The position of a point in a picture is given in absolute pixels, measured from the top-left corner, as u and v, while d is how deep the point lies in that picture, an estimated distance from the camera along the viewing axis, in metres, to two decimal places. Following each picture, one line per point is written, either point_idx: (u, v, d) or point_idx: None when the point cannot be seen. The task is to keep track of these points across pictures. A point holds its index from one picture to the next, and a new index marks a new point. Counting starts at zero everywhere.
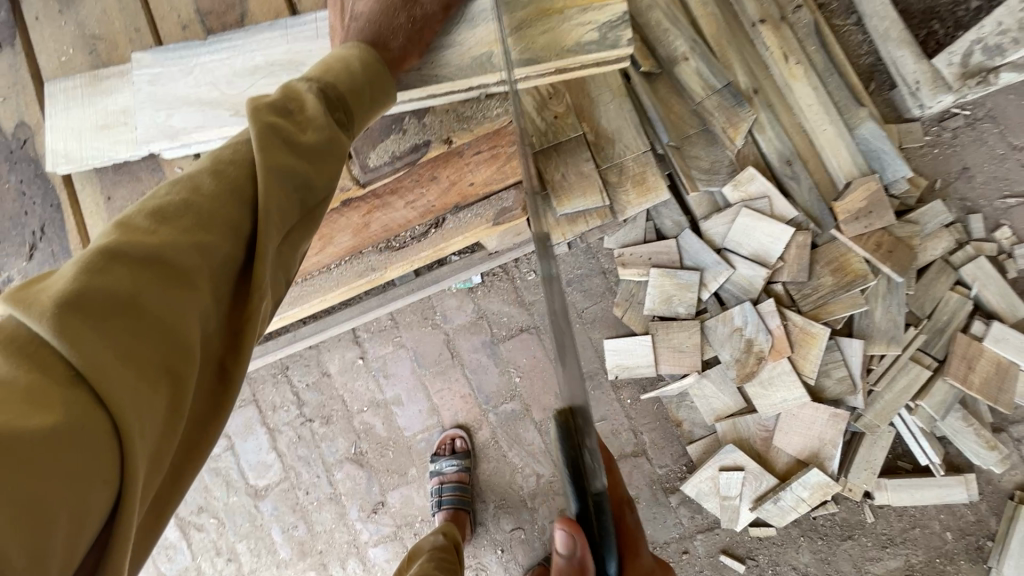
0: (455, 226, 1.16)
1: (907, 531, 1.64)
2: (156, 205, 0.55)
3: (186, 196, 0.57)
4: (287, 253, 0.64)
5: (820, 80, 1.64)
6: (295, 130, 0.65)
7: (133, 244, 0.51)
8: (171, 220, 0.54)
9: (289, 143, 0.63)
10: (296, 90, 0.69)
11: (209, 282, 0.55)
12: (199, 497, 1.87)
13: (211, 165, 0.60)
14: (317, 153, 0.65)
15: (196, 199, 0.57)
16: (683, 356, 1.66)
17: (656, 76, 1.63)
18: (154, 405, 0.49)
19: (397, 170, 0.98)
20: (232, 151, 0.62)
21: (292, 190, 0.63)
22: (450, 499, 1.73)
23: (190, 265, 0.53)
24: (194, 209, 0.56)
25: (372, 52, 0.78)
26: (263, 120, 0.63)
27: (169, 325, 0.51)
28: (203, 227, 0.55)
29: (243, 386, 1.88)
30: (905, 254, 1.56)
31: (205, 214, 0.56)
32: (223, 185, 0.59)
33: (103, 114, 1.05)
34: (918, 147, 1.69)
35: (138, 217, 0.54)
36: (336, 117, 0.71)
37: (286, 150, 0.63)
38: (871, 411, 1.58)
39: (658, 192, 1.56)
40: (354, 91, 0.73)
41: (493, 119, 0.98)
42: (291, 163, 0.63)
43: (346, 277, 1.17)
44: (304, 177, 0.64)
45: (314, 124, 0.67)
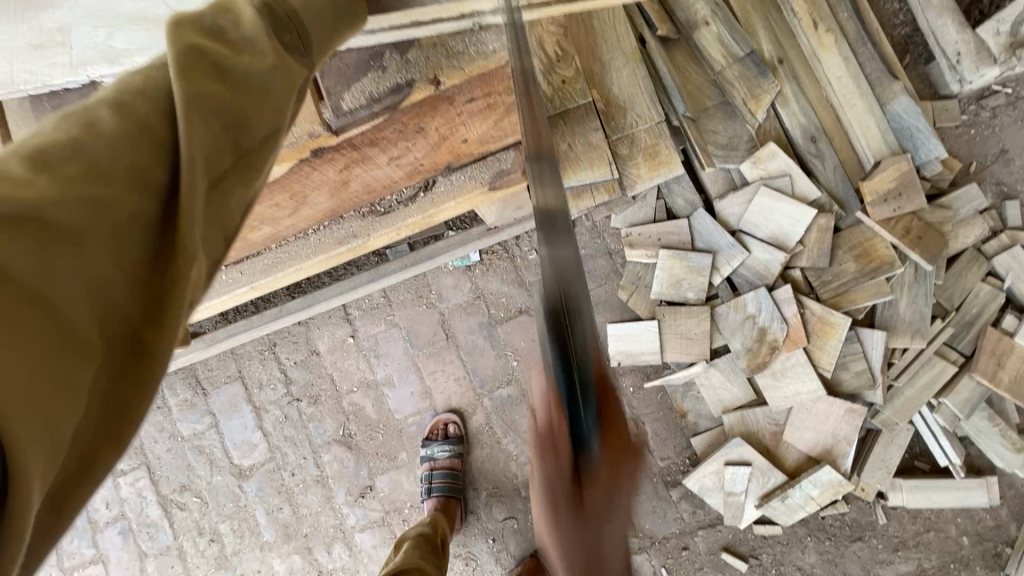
0: (446, 189, 1.06)
1: (921, 535, 1.56)
2: (36, 145, 0.40)
3: (79, 133, 0.41)
4: (226, 208, 0.49)
5: (852, 50, 1.51)
6: (231, 54, 0.51)
7: None
8: (52, 164, 0.39)
9: (219, 68, 0.49)
10: (233, 4, 0.55)
11: (113, 245, 0.40)
12: (181, 476, 1.80)
13: (112, 95, 0.45)
14: (259, 83, 0.52)
15: (87, 138, 0.41)
16: (691, 344, 1.56)
17: (673, 41, 1.51)
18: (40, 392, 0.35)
19: (375, 117, 0.84)
20: (142, 79, 0.46)
21: (229, 129, 0.49)
22: (440, 486, 1.66)
23: (78, 219, 0.39)
24: (88, 152, 0.40)
25: None
26: (184, 40, 0.48)
27: (58, 293, 0.37)
28: (100, 173, 0.40)
29: (228, 362, 1.79)
30: (936, 240, 1.45)
31: (102, 158, 0.41)
32: (132, 121, 0.43)
33: (37, 31, 0.88)
34: (953, 127, 1.57)
35: (7, 160, 0.38)
36: (285, 41, 0.57)
37: (216, 77, 0.48)
38: (889, 407, 1.48)
39: (670, 167, 1.44)
40: (312, 12, 0.61)
41: (488, 57, 0.84)
42: (225, 94, 0.48)
43: (323, 245, 1.07)
44: (247, 112, 0.50)
45: (258, 53, 0.53)
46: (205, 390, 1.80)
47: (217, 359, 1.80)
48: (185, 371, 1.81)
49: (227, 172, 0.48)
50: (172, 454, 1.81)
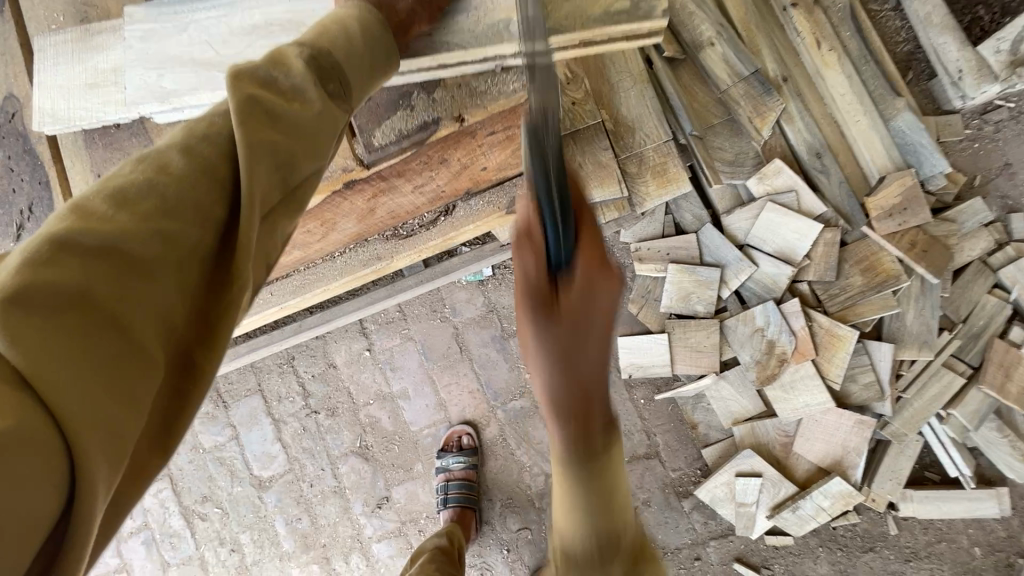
0: (466, 215, 1.10)
1: (933, 545, 1.57)
2: (119, 186, 0.50)
3: (152, 174, 0.51)
4: (273, 240, 0.59)
5: (855, 68, 1.55)
6: (284, 102, 0.59)
7: (87, 232, 0.46)
8: (133, 205, 0.49)
9: (274, 116, 0.57)
10: (286, 55, 0.62)
11: (179, 275, 0.51)
12: (203, 486, 1.85)
13: (183, 139, 0.55)
14: (306, 131, 0.59)
15: (161, 184, 0.51)
16: (700, 357, 1.59)
17: (678, 61, 1.55)
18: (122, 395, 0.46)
19: (404, 151, 0.90)
20: (208, 127, 0.56)
21: (279, 170, 0.57)
22: (456, 497, 1.69)
23: (154, 256, 0.49)
24: (155, 193, 0.50)
25: (373, 14, 0.70)
26: (242, 91, 0.56)
27: (126, 315, 0.47)
28: (167, 211, 0.51)
29: (248, 375, 1.85)
30: (941, 253, 1.47)
31: (170, 199, 0.51)
32: (193, 164, 0.53)
33: (93, 72, 0.95)
34: (957, 141, 1.59)
35: (97, 201, 0.49)
36: (329, 88, 0.64)
37: (267, 126, 0.56)
38: (899, 419, 1.50)
39: (678, 184, 1.49)
40: (355, 60, 0.67)
41: (510, 96, 0.89)
42: (277, 143, 0.56)
43: (349, 267, 1.12)
44: (294, 156, 0.58)
45: (306, 102, 0.60)
46: (226, 402, 1.85)
47: (238, 372, 1.86)
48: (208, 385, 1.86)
49: (273, 211, 0.58)
50: (194, 465, 1.86)
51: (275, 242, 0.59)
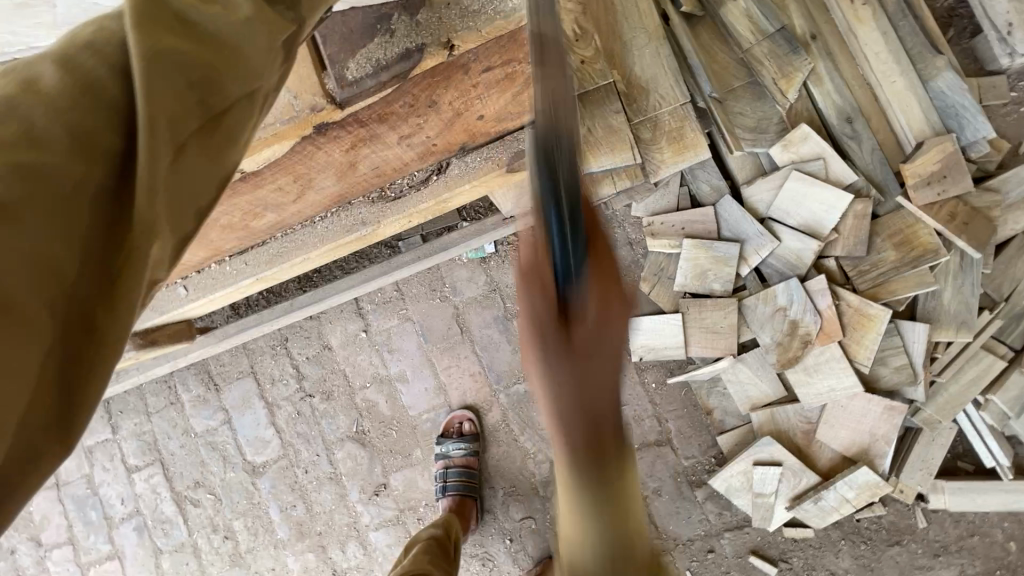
0: (461, 172, 0.99)
1: (964, 540, 1.47)
2: None
3: (9, 91, 0.35)
4: (195, 184, 0.43)
5: (891, 24, 1.42)
6: (201, 1, 0.44)
7: None
8: None
9: (184, 18, 0.42)
10: None
11: (55, 227, 0.35)
12: (194, 472, 1.78)
13: (59, 49, 0.39)
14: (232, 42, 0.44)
15: (25, 100, 0.36)
16: (716, 338, 1.49)
17: (697, 19, 1.42)
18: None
19: (384, 87, 0.77)
20: (94, 27, 0.40)
21: (197, 91, 0.41)
22: (456, 485, 1.61)
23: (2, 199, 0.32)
24: (10, 114, 0.34)
25: None
26: None
27: None
28: (31, 137, 0.35)
29: (240, 357, 1.77)
30: (982, 226, 1.35)
31: (37, 126, 0.35)
32: (70, 76, 0.37)
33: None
34: (1001, 105, 1.46)
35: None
36: None
37: (177, 26, 0.41)
38: (932, 405, 1.39)
39: (697, 150, 1.37)
40: None
41: (509, 15, 0.76)
42: (189, 48, 0.41)
43: (332, 233, 1.00)
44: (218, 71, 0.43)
45: (232, 7, 0.46)
46: (218, 385, 1.78)
47: (229, 354, 1.78)
48: (198, 367, 1.79)
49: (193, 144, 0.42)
50: (185, 450, 1.79)
51: (202, 183, 0.44)
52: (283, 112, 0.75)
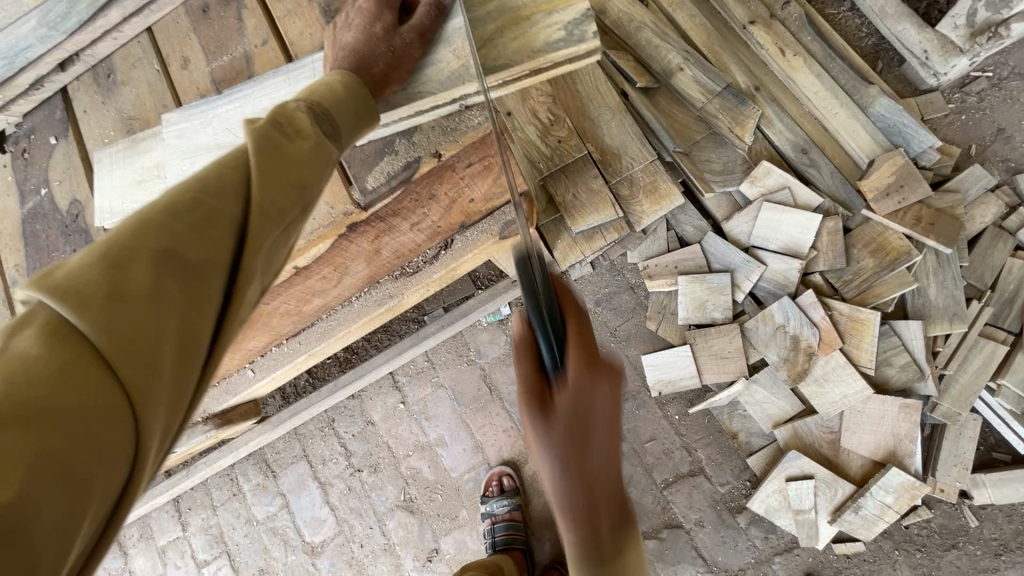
0: (464, 245, 1.16)
1: (1023, 534, 1.44)
2: (166, 202, 0.53)
3: (194, 193, 0.55)
4: (284, 251, 0.62)
5: (823, 67, 1.62)
6: (292, 139, 0.64)
7: (148, 240, 0.50)
8: (182, 216, 0.53)
9: (284, 150, 0.62)
10: (288, 109, 0.68)
11: (220, 276, 0.54)
12: (259, 559, 1.90)
13: (215, 168, 0.58)
14: (310, 160, 0.64)
15: (205, 195, 0.55)
16: (727, 363, 1.58)
17: (654, 90, 1.67)
18: (176, 389, 0.49)
19: (394, 190, 0.99)
20: (233, 157, 0.60)
21: (293, 192, 0.61)
22: (503, 540, 1.69)
23: (199, 263, 0.52)
24: (200, 206, 0.54)
25: (353, 78, 0.80)
26: (260, 132, 0.62)
27: (183, 303, 0.50)
28: (211, 220, 0.54)
29: (293, 443, 1.93)
30: (950, 224, 1.46)
31: (212, 213, 0.54)
32: (226, 186, 0.57)
33: (140, 169, 1.00)
34: (943, 116, 1.62)
35: (151, 214, 0.52)
36: (323, 129, 0.70)
37: (282, 157, 0.62)
38: (947, 398, 1.44)
39: (671, 198, 1.55)
40: (342, 112, 0.75)
41: (475, 129, 0.98)
42: (290, 170, 0.62)
43: (367, 308, 1.20)
44: (300, 179, 0.62)
45: (311, 138, 0.66)
46: (275, 472, 1.92)
47: (283, 441, 1.94)
48: (256, 456, 1.94)
49: (288, 227, 0.61)
50: (250, 539, 1.91)
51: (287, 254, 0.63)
52: (323, 221, 0.98)
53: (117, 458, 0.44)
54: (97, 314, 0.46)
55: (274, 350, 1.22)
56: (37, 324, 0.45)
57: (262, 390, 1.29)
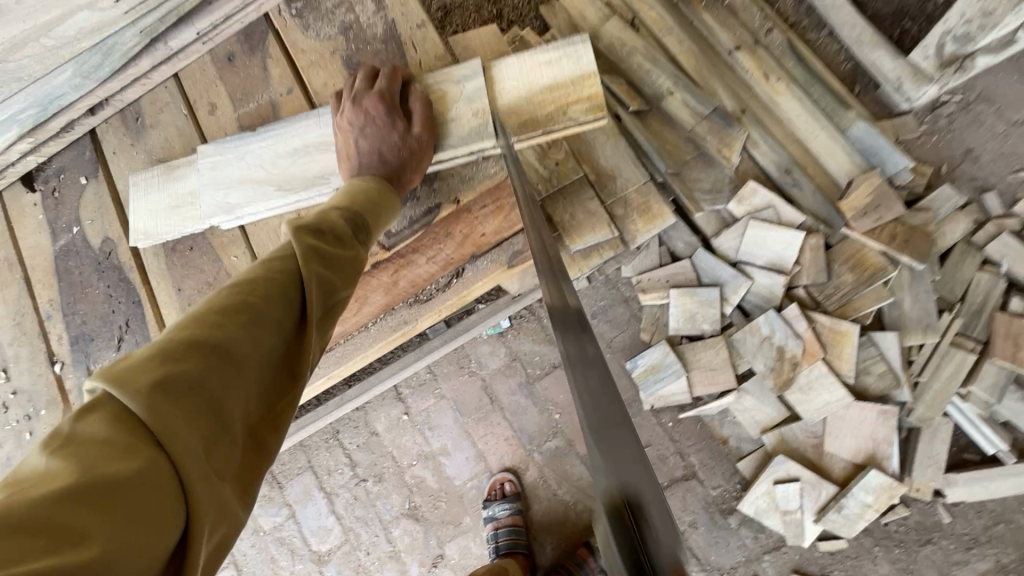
0: (474, 274, 1.24)
1: (991, 529, 1.55)
2: (221, 304, 0.65)
3: (244, 296, 0.66)
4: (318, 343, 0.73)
5: (804, 91, 1.72)
6: (329, 247, 0.76)
7: (205, 337, 0.60)
8: (233, 316, 0.64)
9: (323, 257, 0.74)
10: (327, 214, 0.82)
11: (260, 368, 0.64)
12: (266, 568, 1.95)
13: (262, 272, 0.70)
14: (343, 266, 0.77)
15: (249, 297, 0.66)
16: (716, 374, 1.67)
17: (646, 112, 1.73)
18: (219, 466, 0.57)
19: (416, 232, 1.07)
20: (276, 262, 0.72)
21: (323, 295, 0.73)
22: (506, 543, 1.76)
23: (243, 357, 0.62)
24: (248, 308, 0.65)
25: (386, 184, 0.92)
26: (305, 241, 0.74)
27: (226, 386, 0.59)
28: (256, 321, 0.65)
29: (299, 454, 1.97)
30: (923, 240, 1.56)
31: (259, 314, 0.65)
32: (273, 290, 0.68)
33: (175, 195, 1.07)
34: (916, 138, 1.73)
35: (205, 315, 0.63)
36: (360, 237, 0.84)
37: (318, 262, 0.73)
38: (920, 403, 1.55)
39: (664, 218, 1.62)
40: (371, 211, 0.87)
41: (490, 176, 1.06)
42: (325, 275, 0.73)
43: (383, 332, 1.28)
44: (333, 282, 0.74)
45: (344, 244, 0.79)
46: (281, 483, 1.97)
47: (289, 453, 1.98)
48: None
49: (318, 327, 0.72)
50: (257, 549, 1.96)
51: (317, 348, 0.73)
52: None
53: (168, 520, 0.51)
54: (157, 399, 0.54)
55: None
56: (106, 410, 0.53)
57: None
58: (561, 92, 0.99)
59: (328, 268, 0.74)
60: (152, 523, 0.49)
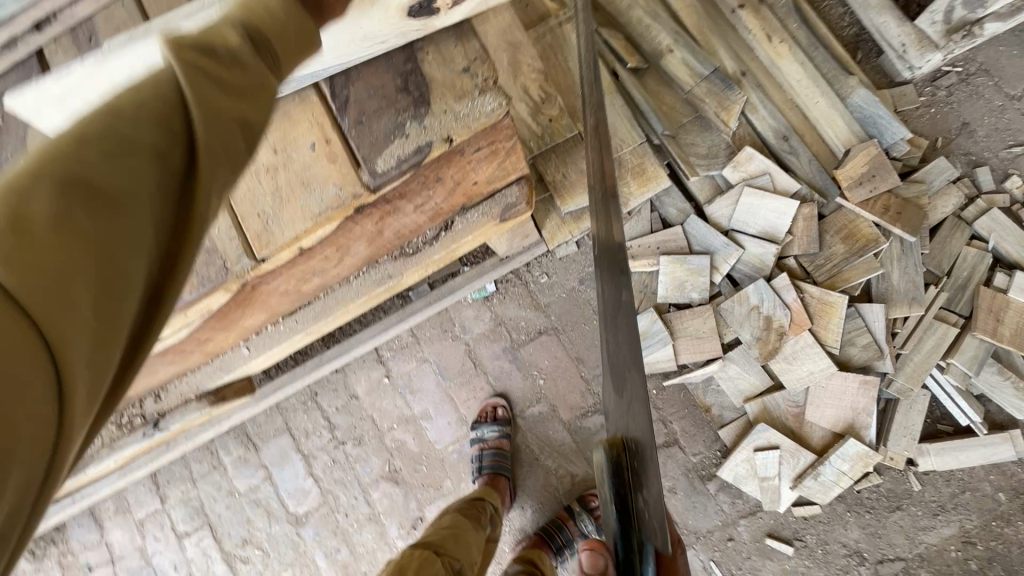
0: (464, 227, 1.19)
1: (958, 497, 1.60)
2: (74, 131, 0.43)
3: (110, 121, 0.44)
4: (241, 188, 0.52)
5: (806, 55, 1.66)
6: (225, 68, 0.52)
7: (41, 178, 0.40)
8: (90, 150, 0.42)
9: (222, 83, 0.51)
10: (222, 28, 0.56)
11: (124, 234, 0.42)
12: (242, 530, 1.91)
13: (136, 88, 0.47)
14: (250, 93, 0.53)
15: (118, 125, 0.44)
16: (702, 343, 1.66)
17: (644, 71, 1.66)
18: (86, 369, 0.39)
19: (403, 174, 0.99)
20: (154, 75, 0.48)
21: (238, 130, 0.50)
22: (491, 465, 1.73)
23: (104, 211, 0.41)
24: (112, 139, 0.43)
25: (301, 4, 0.67)
26: (193, 50, 0.50)
27: (79, 250, 0.40)
28: (130, 155, 0.43)
29: (275, 416, 1.92)
30: (915, 213, 1.55)
31: (137, 142, 0.44)
32: (154, 106, 0.46)
33: None
34: (914, 109, 1.69)
35: (55, 145, 0.42)
36: (266, 58, 0.59)
37: (215, 84, 0.50)
38: (902, 375, 1.56)
39: (658, 180, 1.57)
40: (282, 38, 0.62)
41: (489, 115, 0.98)
42: (234, 104, 0.51)
43: (365, 287, 1.22)
44: (247, 114, 0.52)
45: (246, 66, 0.55)
46: (257, 444, 1.92)
47: (265, 414, 1.93)
48: (237, 429, 1.94)
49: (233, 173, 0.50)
50: (232, 510, 1.92)
51: (239, 197, 0.52)
52: (332, 203, 0.97)
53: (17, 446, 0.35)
54: None
55: (270, 329, 1.23)
56: None
57: (252, 370, 1.30)
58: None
59: (241, 94, 0.52)
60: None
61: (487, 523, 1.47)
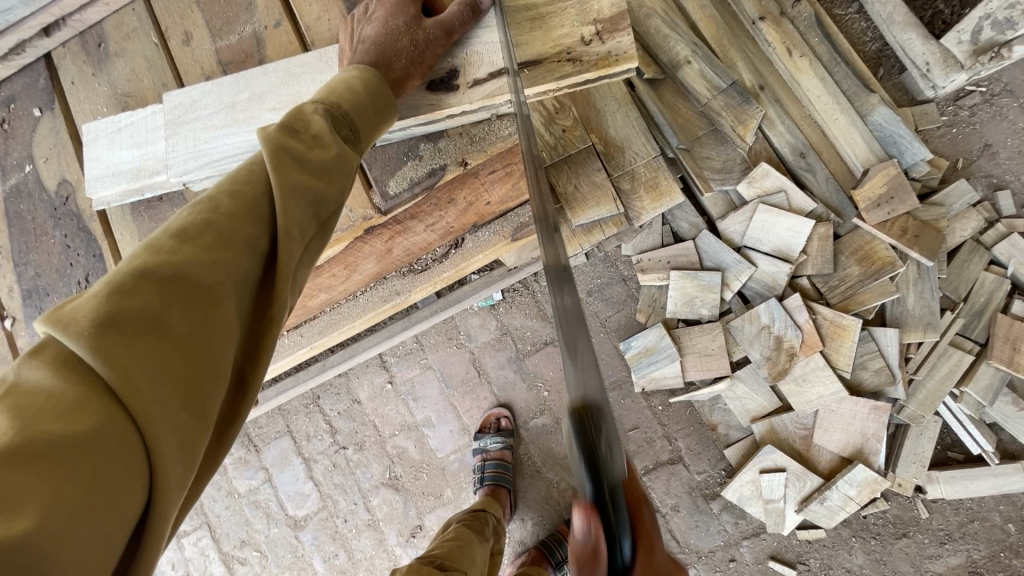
0: (474, 245, 1.19)
1: (966, 526, 1.57)
2: (178, 225, 0.56)
3: (207, 215, 0.58)
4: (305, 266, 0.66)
5: (827, 71, 1.62)
6: (308, 147, 0.68)
7: (158, 264, 0.53)
8: (194, 238, 0.56)
9: (302, 162, 0.66)
10: (305, 109, 0.72)
11: (234, 299, 0.57)
12: (240, 531, 1.91)
13: (229, 186, 0.62)
14: (327, 171, 0.68)
15: (216, 219, 0.58)
16: (710, 361, 1.63)
17: (660, 82, 1.63)
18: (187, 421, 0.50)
19: (416, 196, 1.00)
20: (246, 170, 0.64)
21: (311, 206, 0.65)
22: (491, 476, 1.73)
23: (212, 286, 0.55)
24: (212, 229, 0.57)
25: (372, 71, 0.81)
26: (277, 143, 0.65)
27: (188, 321, 0.52)
28: (224, 242, 0.57)
29: (277, 418, 1.91)
30: (933, 237, 1.52)
31: (227, 234, 0.58)
32: (242, 203, 0.60)
33: (132, 146, 0.99)
34: (936, 128, 1.65)
35: (163, 238, 0.55)
36: (343, 133, 0.74)
37: (299, 167, 0.65)
38: (914, 401, 1.53)
39: (671, 195, 1.53)
40: (359, 106, 0.77)
41: (505, 138, 0.99)
42: (312, 183, 0.66)
43: (372, 302, 1.23)
44: (317, 190, 0.66)
45: (325, 143, 0.70)
46: (258, 446, 1.92)
47: (267, 416, 1.92)
48: (238, 431, 1.92)
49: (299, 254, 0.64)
50: (231, 511, 1.91)
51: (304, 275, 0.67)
52: (342, 224, 0.99)
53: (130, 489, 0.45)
54: (109, 346, 0.47)
55: (275, 340, 1.22)
56: (46, 360, 0.47)
57: None
58: (569, 26, 0.91)
59: (316, 175, 0.67)
60: (119, 484, 0.44)
61: (489, 534, 1.46)
